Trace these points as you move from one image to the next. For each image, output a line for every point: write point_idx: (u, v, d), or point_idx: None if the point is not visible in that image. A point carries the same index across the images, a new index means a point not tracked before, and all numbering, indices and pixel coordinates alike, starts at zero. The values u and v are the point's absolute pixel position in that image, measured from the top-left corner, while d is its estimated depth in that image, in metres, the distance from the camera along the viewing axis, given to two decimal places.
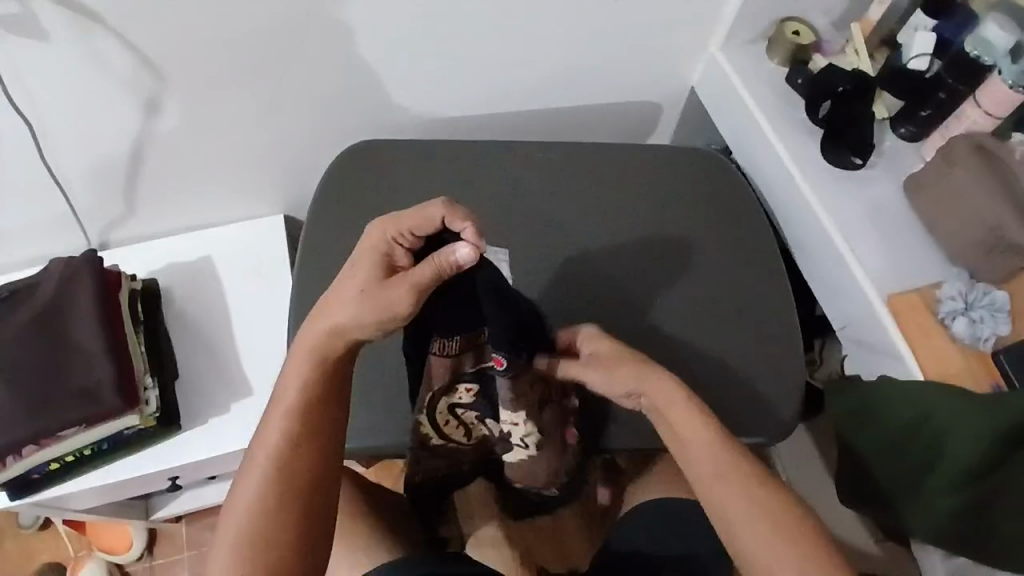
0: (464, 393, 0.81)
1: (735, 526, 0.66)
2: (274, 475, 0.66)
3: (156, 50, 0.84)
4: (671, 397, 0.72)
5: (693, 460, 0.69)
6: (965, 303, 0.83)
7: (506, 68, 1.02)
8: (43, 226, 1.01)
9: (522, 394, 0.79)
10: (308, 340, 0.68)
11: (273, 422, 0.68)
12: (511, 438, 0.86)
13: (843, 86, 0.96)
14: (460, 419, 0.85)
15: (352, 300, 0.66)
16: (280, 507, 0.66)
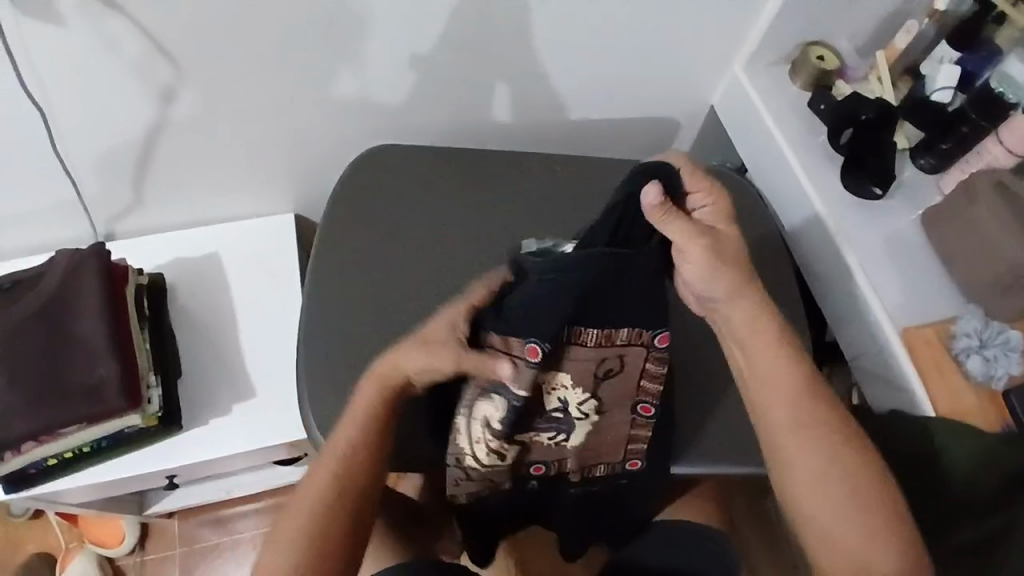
0: (496, 409, 0.74)
1: (798, 463, 0.72)
2: (337, 483, 0.72)
3: (174, 40, 0.82)
4: (751, 320, 0.74)
5: (772, 394, 0.74)
6: (980, 341, 0.82)
7: (530, 76, 1.00)
8: (49, 214, 0.99)
9: (569, 366, 0.75)
10: (381, 373, 0.74)
11: (343, 435, 0.74)
12: (568, 411, 0.78)
13: (865, 115, 0.96)
14: (490, 440, 0.77)
15: (421, 354, 0.72)
16: (337, 513, 0.71)
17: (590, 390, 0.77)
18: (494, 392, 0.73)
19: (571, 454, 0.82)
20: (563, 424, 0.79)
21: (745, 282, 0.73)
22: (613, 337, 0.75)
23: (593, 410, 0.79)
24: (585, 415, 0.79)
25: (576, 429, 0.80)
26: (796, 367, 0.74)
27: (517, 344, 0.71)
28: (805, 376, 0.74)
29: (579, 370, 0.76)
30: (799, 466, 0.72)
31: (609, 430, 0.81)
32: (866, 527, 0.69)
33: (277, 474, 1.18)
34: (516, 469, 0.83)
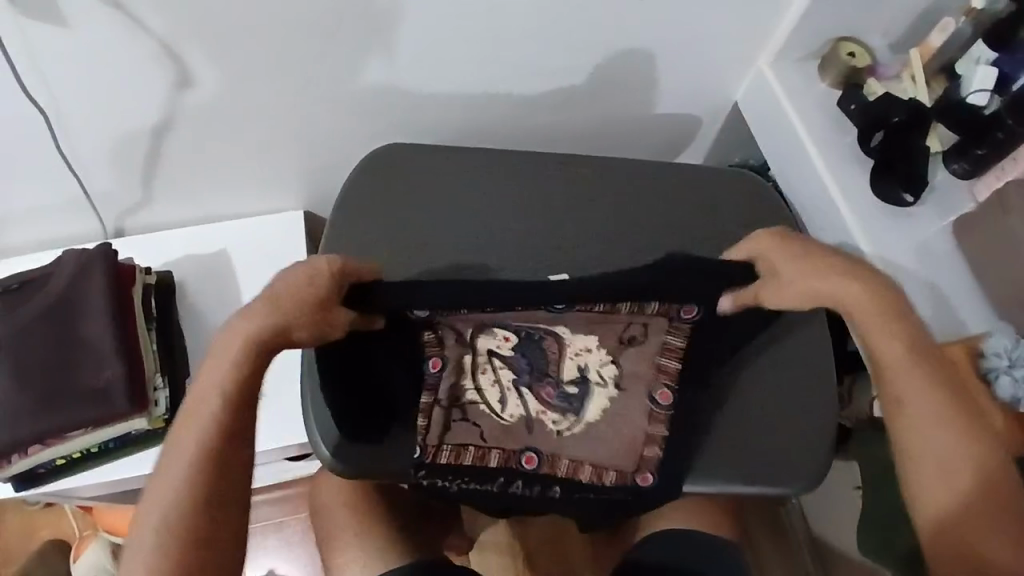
0: (505, 342, 0.82)
1: (908, 428, 0.71)
2: (204, 451, 0.67)
3: (178, 40, 0.80)
4: (871, 296, 0.73)
5: (882, 359, 0.73)
6: (1009, 361, 0.79)
7: (543, 75, 0.97)
8: (57, 211, 0.99)
9: (593, 327, 0.82)
10: (254, 320, 0.70)
11: (201, 409, 0.68)
12: (584, 378, 0.82)
13: (897, 117, 0.91)
14: (499, 380, 0.82)
15: (309, 317, 0.72)
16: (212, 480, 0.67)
17: (614, 351, 0.83)
18: (502, 325, 0.82)
19: (575, 443, 0.82)
20: (571, 400, 0.82)
21: (846, 265, 0.75)
22: (643, 307, 0.81)
23: (610, 378, 0.83)
24: (602, 385, 0.82)
25: (592, 402, 0.82)
26: (902, 329, 0.73)
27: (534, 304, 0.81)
28: (912, 342, 0.73)
29: (604, 330, 0.83)
30: (912, 425, 0.71)
31: (618, 412, 0.82)
32: (959, 497, 0.68)
33: (287, 468, 1.19)
34: (509, 450, 0.81)
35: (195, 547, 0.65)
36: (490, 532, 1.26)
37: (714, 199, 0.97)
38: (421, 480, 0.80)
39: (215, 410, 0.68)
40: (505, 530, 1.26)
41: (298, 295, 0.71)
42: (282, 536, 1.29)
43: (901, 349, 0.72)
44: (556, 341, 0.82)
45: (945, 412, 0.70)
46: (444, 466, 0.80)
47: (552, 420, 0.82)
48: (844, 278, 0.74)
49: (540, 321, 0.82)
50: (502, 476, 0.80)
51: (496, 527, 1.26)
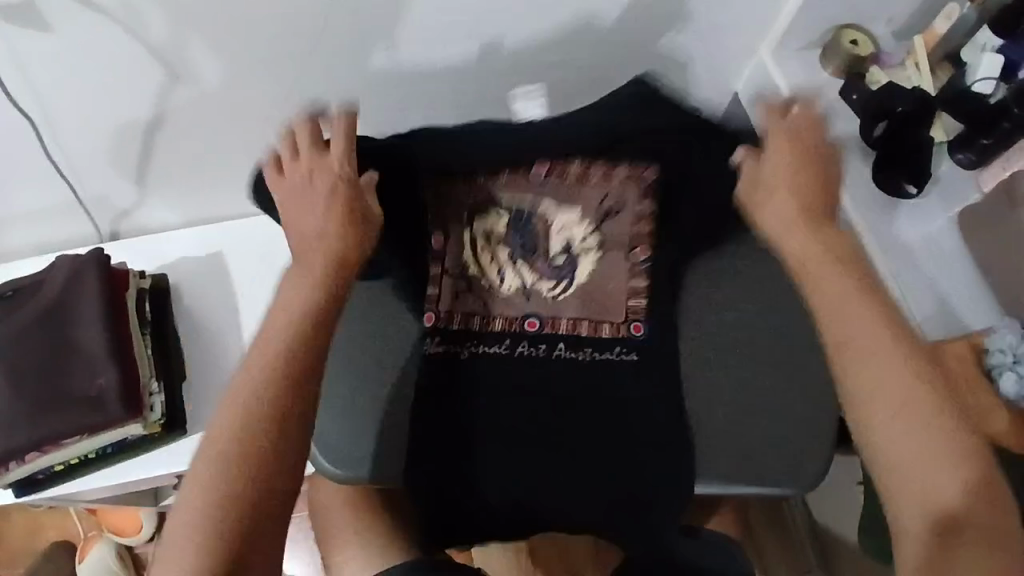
0: (499, 221, 0.86)
1: (872, 403, 0.62)
2: (251, 410, 0.60)
3: (165, 41, 0.78)
4: (812, 240, 0.70)
5: (829, 320, 0.66)
6: (1014, 357, 0.77)
7: (536, 67, 0.95)
8: (50, 215, 0.98)
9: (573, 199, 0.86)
10: (308, 248, 0.69)
11: (244, 384, 0.62)
12: (570, 249, 0.86)
13: (901, 107, 0.87)
14: (496, 257, 0.86)
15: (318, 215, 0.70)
16: (282, 406, 0.61)
17: (596, 223, 0.86)
18: (497, 203, 0.86)
19: (569, 305, 0.85)
20: (566, 267, 0.86)
21: (817, 180, 0.72)
22: (611, 172, 0.86)
23: (595, 244, 0.86)
24: (589, 250, 0.86)
25: (579, 268, 0.86)
26: (848, 284, 0.67)
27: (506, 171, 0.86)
28: (861, 295, 0.66)
29: (583, 202, 0.86)
30: (880, 404, 0.62)
31: (603, 277, 0.86)
32: (948, 479, 0.59)
33: None
34: (512, 319, 0.85)
35: (257, 474, 0.59)
36: None
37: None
38: (436, 349, 0.84)
39: (284, 334, 0.64)
40: None
41: (327, 193, 0.71)
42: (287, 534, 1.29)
43: (852, 310, 0.65)
44: (543, 218, 0.86)
45: (894, 369, 0.63)
46: (457, 334, 0.85)
47: (549, 290, 0.85)
48: (801, 208, 0.71)
49: (527, 199, 0.86)
50: (508, 339, 0.85)
51: None
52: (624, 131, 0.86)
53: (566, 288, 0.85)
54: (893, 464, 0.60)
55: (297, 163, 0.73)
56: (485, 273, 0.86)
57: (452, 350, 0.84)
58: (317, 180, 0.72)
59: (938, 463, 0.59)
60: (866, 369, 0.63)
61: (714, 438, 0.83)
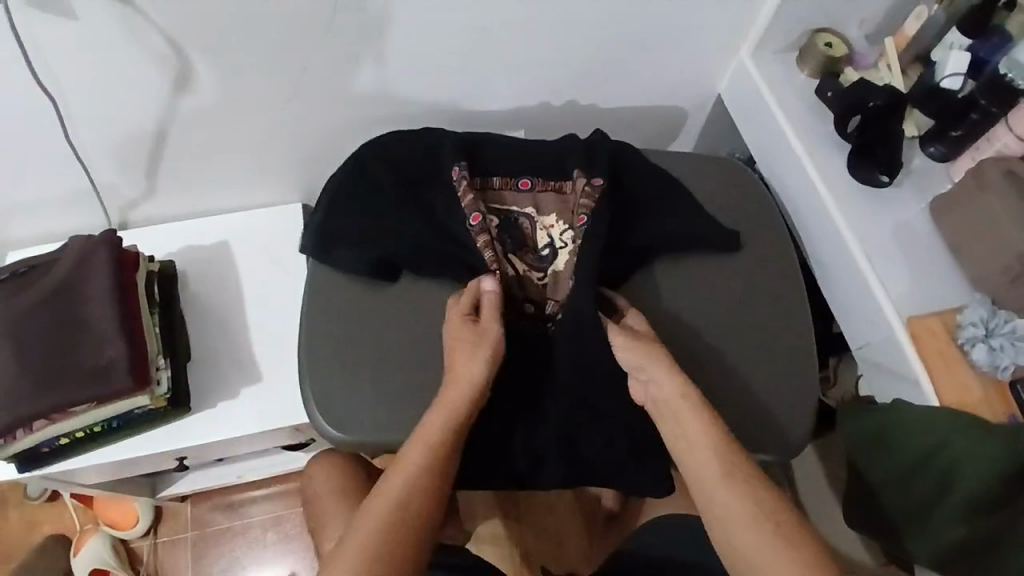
0: (490, 223, 0.92)
1: (740, 538, 0.71)
2: (417, 501, 0.73)
3: (183, 33, 0.83)
4: (673, 382, 0.79)
5: (693, 459, 0.76)
6: (985, 330, 0.81)
7: (530, 68, 1.01)
8: (64, 202, 1.03)
9: (547, 206, 0.94)
10: (450, 400, 0.79)
11: (397, 484, 0.74)
12: (554, 245, 0.92)
13: (874, 102, 0.94)
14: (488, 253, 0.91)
15: (470, 350, 0.82)
16: (426, 516, 0.73)
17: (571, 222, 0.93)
18: (486, 211, 0.93)
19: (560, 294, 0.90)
20: (550, 260, 0.92)
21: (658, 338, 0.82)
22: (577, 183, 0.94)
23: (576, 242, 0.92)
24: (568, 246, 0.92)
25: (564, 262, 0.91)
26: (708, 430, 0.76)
27: (495, 179, 0.94)
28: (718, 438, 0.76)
29: (557, 206, 0.93)
30: (748, 539, 0.70)
31: None
32: None
33: (288, 458, 1.22)
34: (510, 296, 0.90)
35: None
36: (485, 526, 1.29)
37: (701, 176, 1.02)
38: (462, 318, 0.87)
39: (426, 466, 0.75)
40: (500, 522, 1.30)
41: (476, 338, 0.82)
42: (279, 531, 1.29)
43: (693, 428, 0.76)
44: (529, 220, 0.93)
45: (730, 476, 0.73)
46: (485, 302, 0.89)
47: (540, 278, 0.91)
48: (650, 350, 0.81)
49: (513, 206, 0.94)
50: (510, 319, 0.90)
51: (491, 520, 1.30)
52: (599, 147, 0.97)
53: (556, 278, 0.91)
54: (737, 543, 0.71)
55: (462, 328, 0.84)
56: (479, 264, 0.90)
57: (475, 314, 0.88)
58: (476, 349, 0.81)
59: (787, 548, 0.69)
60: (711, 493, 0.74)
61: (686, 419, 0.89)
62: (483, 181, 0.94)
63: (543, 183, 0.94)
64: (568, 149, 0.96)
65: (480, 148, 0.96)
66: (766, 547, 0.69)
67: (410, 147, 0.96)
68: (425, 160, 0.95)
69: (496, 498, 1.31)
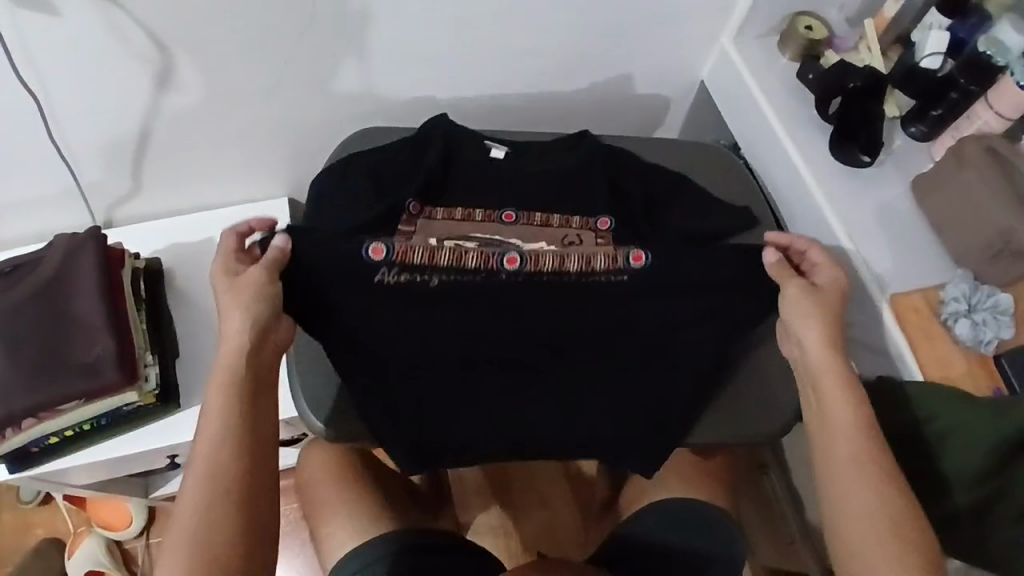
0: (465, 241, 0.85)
1: (848, 506, 0.72)
2: (227, 456, 0.70)
3: (164, 29, 0.83)
4: (826, 350, 0.75)
5: (826, 426, 0.75)
6: (968, 305, 0.82)
7: (513, 58, 1.01)
8: (48, 202, 1.02)
9: (536, 233, 0.88)
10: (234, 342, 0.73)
11: (209, 440, 0.70)
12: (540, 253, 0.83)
13: (853, 83, 0.95)
14: (456, 252, 0.82)
15: (243, 284, 0.73)
16: (238, 472, 0.70)
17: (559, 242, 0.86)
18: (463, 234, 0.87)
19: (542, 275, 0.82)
20: (536, 262, 0.82)
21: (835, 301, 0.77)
22: (571, 217, 0.90)
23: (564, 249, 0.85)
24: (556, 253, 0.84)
25: (548, 264, 0.83)
26: (851, 403, 0.74)
27: (478, 211, 0.89)
28: (861, 414, 0.73)
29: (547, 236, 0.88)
30: (851, 505, 0.71)
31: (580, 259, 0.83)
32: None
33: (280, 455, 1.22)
34: (488, 256, 0.82)
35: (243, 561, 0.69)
36: (482, 515, 1.30)
37: (696, 163, 1.03)
38: (391, 281, 0.80)
39: (224, 433, 0.71)
40: (497, 512, 1.30)
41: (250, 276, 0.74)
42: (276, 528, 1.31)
43: (837, 399, 0.74)
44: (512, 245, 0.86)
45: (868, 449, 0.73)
46: (417, 264, 0.81)
47: (529, 272, 0.82)
48: (819, 309, 0.76)
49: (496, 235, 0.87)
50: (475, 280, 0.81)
51: (489, 510, 1.30)
52: (591, 146, 0.93)
53: (541, 270, 0.82)
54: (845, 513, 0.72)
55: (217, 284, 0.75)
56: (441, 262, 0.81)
57: (413, 279, 0.80)
58: (237, 299, 0.73)
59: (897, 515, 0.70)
60: (833, 463, 0.73)
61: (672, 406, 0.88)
62: (467, 212, 0.89)
63: (529, 217, 0.89)
64: (557, 152, 0.94)
65: (461, 153, 0.92)
66: (868, 510, 0.71)
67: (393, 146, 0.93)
68: (412, 157, 0.92)
69: (492, 487, 1.31)
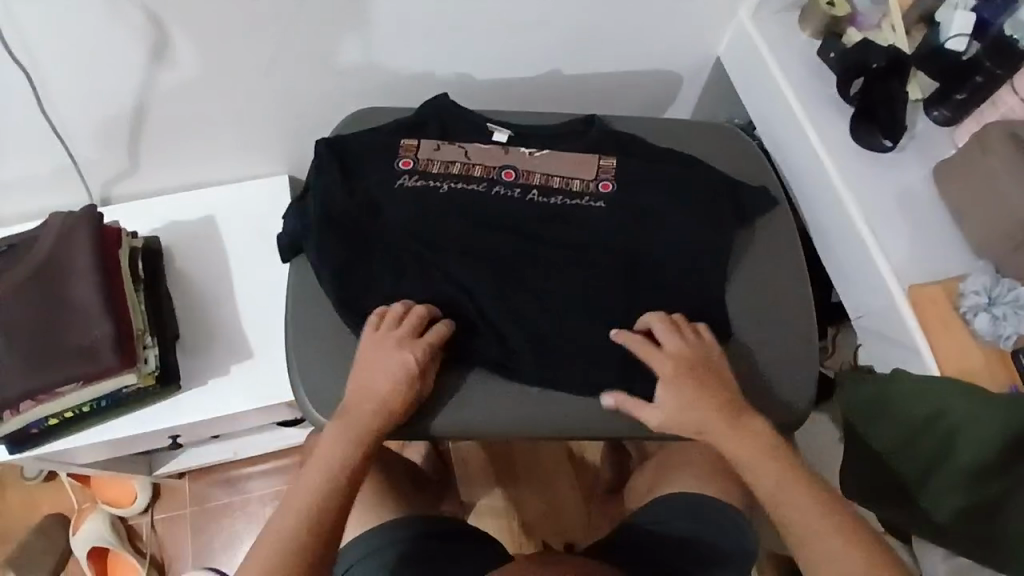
0: (470, 150, 0.90)
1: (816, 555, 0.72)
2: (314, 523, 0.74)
3: (161, 2, 0.80)
4: (693, 413, 0.79)
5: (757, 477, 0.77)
6: (988, 298, 0.80)
7: (522, 32, 0.97)
8: (43, 179, 1.00)
9: (545, 159, 0.90)
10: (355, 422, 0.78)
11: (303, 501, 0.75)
12: (539, 158, 0.90)
13: (876, 63, 0.91)
14: (462, 158, 0.89)
15: (392, 383, 0.79)
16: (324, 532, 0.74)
17: (562, 171, 0.89)
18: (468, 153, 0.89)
19: (547, 188, 0.89)
20: (538, 173, 0.89)
21: (704, 372, 0.80)
22: (575, 152, 0.90)
23: (563, 161, 0.90)
24: (554, 163, 0.90)
25: (550, 172, 0.89)
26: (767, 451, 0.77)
27: (482, 145, 0.90)
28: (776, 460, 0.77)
29: (556, 167, 0.89)
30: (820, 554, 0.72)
31: (577, 163, 0.90)
32: None
33: (283, 436, 1.22)
34: (490, 166, 0.89)
35: None
36: (485, 497, 1.30)
37: (707, 143, 0.98)
38: (411, 185, 0.87)
39: (315, 498, 0.75)
40: (500, 494, 1.30)
41: (403, 372, 0.79)
42: None
43: (753, 452, 0.77)
44: (516, 162, 0.89)
45: (799, 494, 0.75)
46: (434, 173, 0.88)
47: (534, 179, 0.89)
48: (684, 379, 0.80)
49: (503, 157, 0.90)
50: (486, 182, 0.88)
51: (492, 493, 1.30)
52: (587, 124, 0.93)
53: (545, 179, 0.89)
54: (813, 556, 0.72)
55: (380, 334, 0.81)
56: (448, 167, 0.88)
57: (429, 184, 0.87)
58: (397, 351, 0.79)
59: (844, 552, 0.71)
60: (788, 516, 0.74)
61: None
62: (471, 150, 0.90)
63: (535, 165, 0.89)
64: (562, 128, 0.93)
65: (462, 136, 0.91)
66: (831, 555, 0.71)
67: (386, 127, 0.91)
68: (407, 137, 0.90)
69: (494, 470, 1.31)
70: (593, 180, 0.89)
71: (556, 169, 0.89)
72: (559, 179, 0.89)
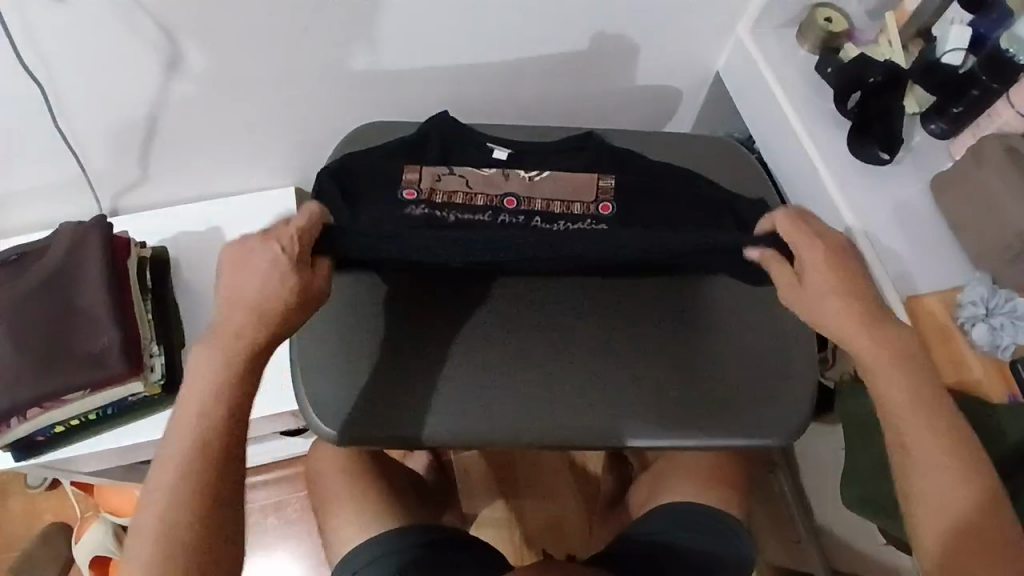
0: (472, 177, 0.90)
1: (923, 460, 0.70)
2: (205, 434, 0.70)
3: (173, 18, 0.82)
4: (840, 296, 0.75)
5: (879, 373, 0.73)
6: (986, 309, 0.80)
7: (525, 49, 0.99)
8: (54, 190, 1.01)
9: (545, 185, 0.90)
10: (232, 330, 0.71)
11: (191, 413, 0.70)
12: (541, 184, 0.90)
13: (874, 78, 0.92)
14: (464, 185, 0.89)
15: (258, 278, 0.71)
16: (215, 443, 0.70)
17: (562, 198, 0.90)
18: (468, 177, 0.90)
19: (549, 217, 0.88)
20: (539, 202, 0.89)
21: (846, 260, 0.77)
22: (573, 175, 0.91)
23: (563, 186, 0.90)
24: (553, 187, 0.90)
25: (550, 197, 0.90)
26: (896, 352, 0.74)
27: (484, 172, 0.90)
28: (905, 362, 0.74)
29: (555, 191, 0.90)
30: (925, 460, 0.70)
31: (575, 186, 0.90)
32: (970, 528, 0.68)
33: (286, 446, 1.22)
34: (493, 195, 0.89)
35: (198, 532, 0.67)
36: (487, 508, 1.30)
37: (707, 156, 1.00)
38: (419, 216, 0.87)
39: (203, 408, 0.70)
40: (502, 505, 1.30)
41: (270, 263, 0.71)
42: (280, 516, 1.32)
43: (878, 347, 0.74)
44: (517, 190, 0.89)
45: (923, 407, 0.72)
46: (439, 204, 0.88)
47: (536, 204, 0.89)
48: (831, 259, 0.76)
49: (505, 185, 0.90)
50: (490, 211, 0.88)
51: (493, 504, 1.30)
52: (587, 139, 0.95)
53: (546, 207, 0.89)
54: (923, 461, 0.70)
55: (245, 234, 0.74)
56: (451, 197, 0.88)
57: (435, 215, 0.87)
58: (266, 244, 0.72)
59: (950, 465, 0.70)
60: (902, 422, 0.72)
61: (681, 404, 0.86)
62: (472, 178, 0.90)
63: (535, 191, 0.90)
64: (561, 144, 0.95)
65: (465, 149, 0.93)
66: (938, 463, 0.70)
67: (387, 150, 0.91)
68: (408, 154, 0.91)
69: (495, 481, 1.31)
70: (593, 206, 0.89)
71: (556, 195, 0.90)
72: (561, 205, 0.89)
